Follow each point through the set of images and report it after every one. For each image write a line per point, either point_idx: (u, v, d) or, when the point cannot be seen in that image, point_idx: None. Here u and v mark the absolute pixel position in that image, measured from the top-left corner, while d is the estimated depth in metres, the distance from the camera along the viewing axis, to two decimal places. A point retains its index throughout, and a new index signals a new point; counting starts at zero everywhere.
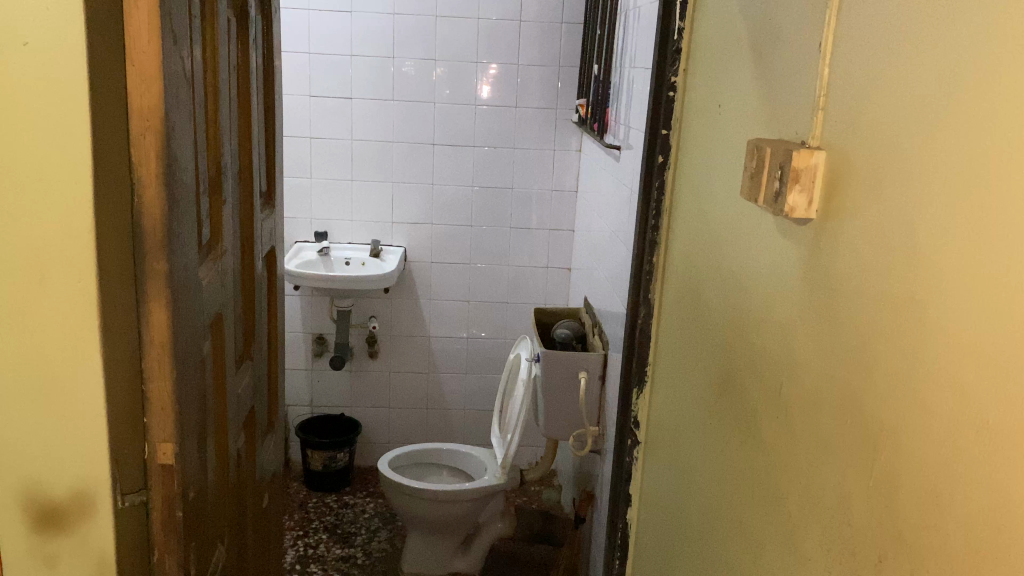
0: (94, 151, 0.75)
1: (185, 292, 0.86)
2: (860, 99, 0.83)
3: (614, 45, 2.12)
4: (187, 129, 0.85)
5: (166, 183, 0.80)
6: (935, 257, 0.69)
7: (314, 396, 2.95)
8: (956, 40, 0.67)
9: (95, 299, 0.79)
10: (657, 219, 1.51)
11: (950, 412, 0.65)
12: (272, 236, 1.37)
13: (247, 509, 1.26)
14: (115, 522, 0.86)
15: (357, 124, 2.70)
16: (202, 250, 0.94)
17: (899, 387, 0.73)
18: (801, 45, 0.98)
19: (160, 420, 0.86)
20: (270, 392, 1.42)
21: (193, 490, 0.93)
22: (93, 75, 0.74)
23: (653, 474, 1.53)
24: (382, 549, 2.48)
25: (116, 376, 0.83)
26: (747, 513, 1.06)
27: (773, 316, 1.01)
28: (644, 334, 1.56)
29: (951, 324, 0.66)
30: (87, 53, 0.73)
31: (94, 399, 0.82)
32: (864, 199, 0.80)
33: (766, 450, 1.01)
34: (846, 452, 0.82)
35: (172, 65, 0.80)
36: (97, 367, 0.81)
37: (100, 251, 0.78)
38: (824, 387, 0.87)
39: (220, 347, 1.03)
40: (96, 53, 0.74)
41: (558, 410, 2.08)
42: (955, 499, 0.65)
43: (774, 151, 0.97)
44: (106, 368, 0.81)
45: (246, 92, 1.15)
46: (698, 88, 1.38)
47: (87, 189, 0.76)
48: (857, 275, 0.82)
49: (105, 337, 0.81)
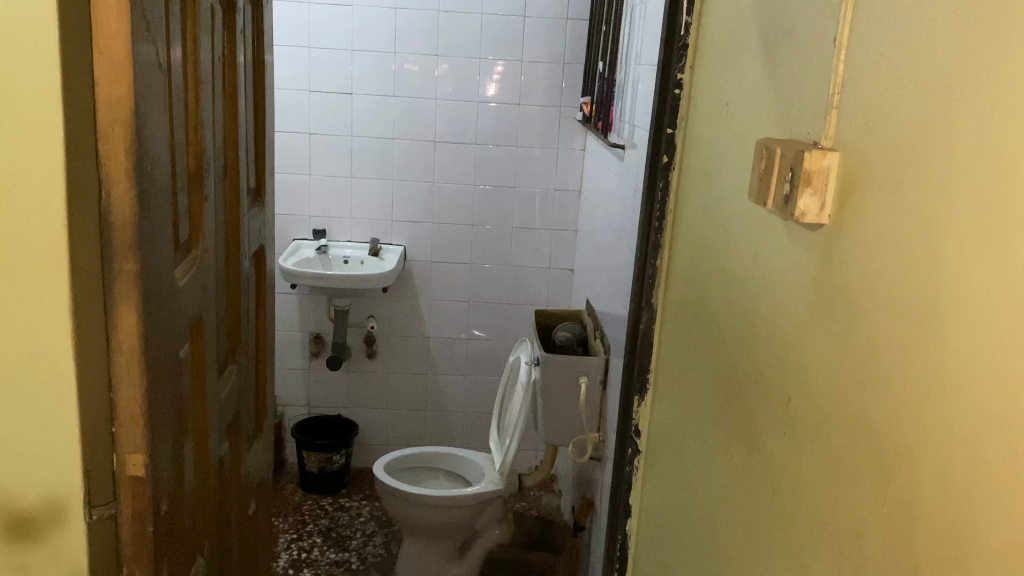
0: (65, 148, 0.71)
1: (159, 295, 0.82)
2: (876, 97, 0.78)
3: (620, 42, 2.07)
4: (161, 120, 0.80)
5: (138, 181, 0.74)
6: (958, 270, 0.63)
7: (311, 396, 2.91)
8: (979, 34, 0.62)
9: (65, 296, 0.74)
10: (661, 221, 1.46)
11: (972, 432, 0.60)
12: (262, 234, 1.33)
13: (230, 517, 1.21)
14: (87, 536, 0.81)
15: (357, 119, 2.66)
16: (180, 249, 0.90)
17: (916, 406, 0.68)
18: (815, 38, 0.92)
19: (130, 430, 0.80)
20: (257, 395, 1.37)
21: (166, 502, 0.88)
22: (66, 66, 0.70)
23: (653, 486, 1.48)
24: (377, 555, 2.43)
25: (89, 380, 0.78)
26: (751, 528, 1.01)
27: (783, 324, 0.96)
28: (646, 340, 1.51)
29: (975, 335, 0.61)
30: (59, 29, 0.69)
31: (64, 409, 0.77)
32: (878, 205, 0.76)
33: (772, 468, 0.96)
34: (860, 473, 0.76)
35: (145, 54, 0.74)
36: (69, 374, 0.76)
37: (73, 251, 0.73)
38: (835, 404, 0.82)
39: (198, 350, 0.98)
40: (71, 42, 0.70)
41: (558, 416, 2.03)
42: (980, 534, 0.59)
43: (784, 152, 0.91)
44: (80, 376, 0.77)
45: (233, 85, 1.11)
46: (704, 88, 1.33)
47: (58, 184, 0.71)
48: (873, 285, 0.76)
49: (79, 344, 0.76)
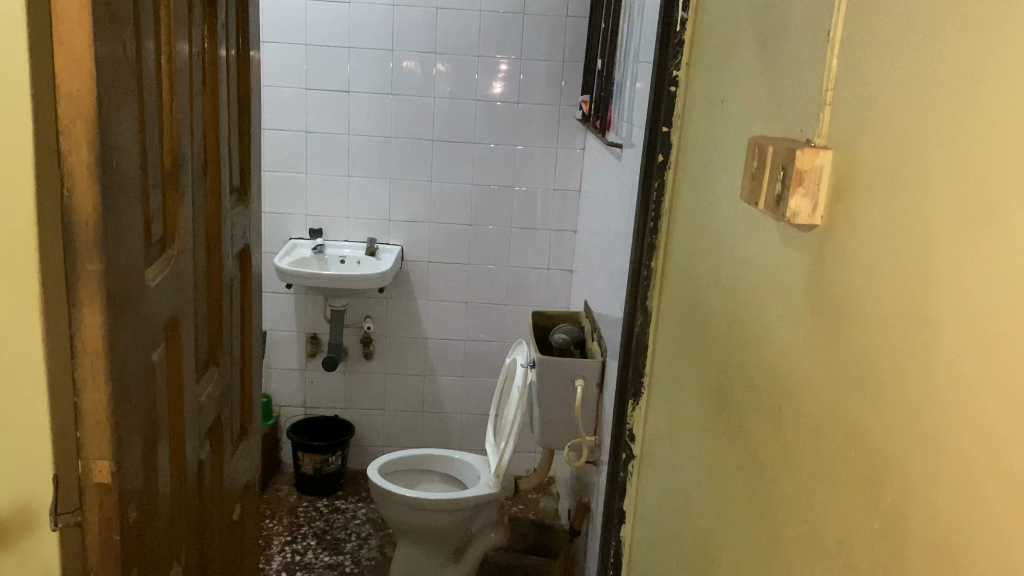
0: (36, 137, 0.70)
1: (126, 297, 0.79)
2: (871, 95, 0.74)
3: (619, 41, 2.04)
4: (129, 115, 0.77)
5: (101, 178, 0.71)
6: (951, 277, 0.60)
7: (308, 397, 2.89)
8: (975, 28, 0.59)
9: (34, 294, 0.73)
10: (656, 222, 1.43)
11: (963, 445, 0.57)
12: (247, 234, 1.30)
13: (211, 522, 1.18)
14: (59, 541, 0.80)
15: (354, 118, 2.63)
16: (152, 248, 0.87)
17: (908, 419, 0.65)
18: (807, 32, 0.89)
19: (95, 437, 0.77)
20: (242, 398, 1.35)
21: (135, 510, 0.85)
22: (35, 59, 0.69)
23: (647, 491, 1.45)
24: (371, 558, 2.40)
25: (59, 381, 0.77)
26: (743, 539, 0.98)
27: (776, 329, 0.92)
28: (641, 342, 1.47)
29: (967, 344, 0.58)
30: (26, 20, 0.67)
31: (36, 411, 0.76)
32: (871, 207, 0.72)
33: (764, 477, 0.93)
34: (851, 486, 0.73)
35: (110, 47, 0.72)
36: (40, 375, 0.75)
37: (44, 247, 0.73)
38: (826, 413, 0.79)
39: (173, 351, 0.96)
40: (39, 35, 0.69)
41: (552, 419, 1.99)
42: (972, 552, 0.56)
43: (777, 151, 0.87)
44: (51, 376, 0.76)
45: (214, 81, 1.08)
46: (699, 85, 1.30)
47: (27, 178, 0.70)
48: (867, 291, 0.73)
49: (49, 340, 0.75)
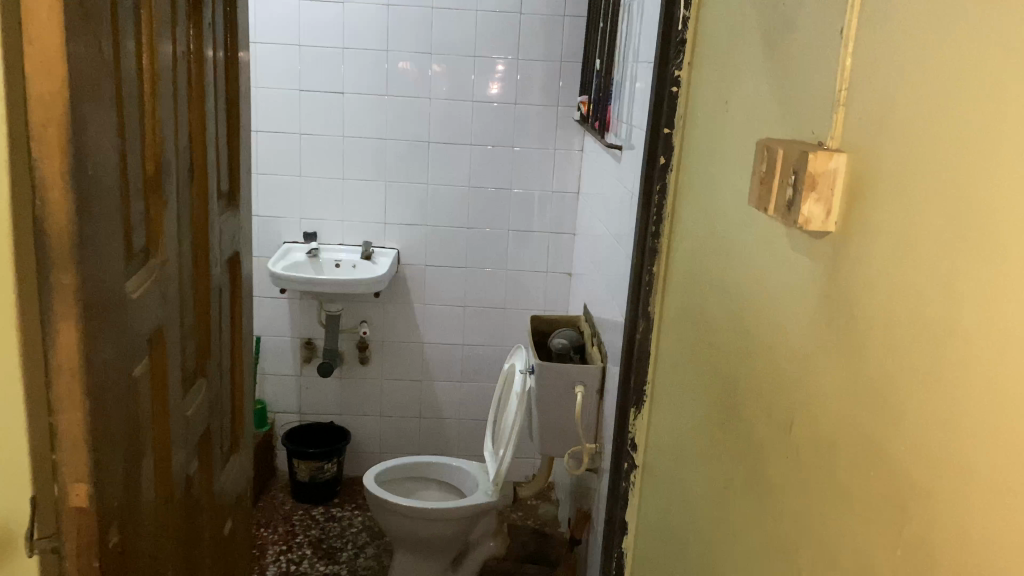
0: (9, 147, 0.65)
1: (105, 309, 0.75)
2: (888, 97, 0.70)
3: (617, 41, 2.00)
4: (107, 119, 0.73)
5: (75, 186, 0.67)
6: (981, 291, 0.56)
7: (303, 403, 2.85)
8: (1005, 27, 0.55)
9: (11, 313, 0.68)
10: (658, 226, 1.39)
11: (997, 470, 0.53)
12: (236, 240, 1.26)
13: (199, 537, 1.14)
14: (38, 566, 0.76)
15: (349, 120, 2.59)
16: (133, 258, 0.83)
17: (933, 440, 0.61)
18: (818, 31, 0.85)
19: (72, 457, 0.73)
20: (232, 409, 1.31)
21: (116, 532, 0.81)
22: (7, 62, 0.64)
23: (650, 502, 1.41)
24: (368, 567, 2.36)
25: (36, 403, 0.72)
26: (752, 557, 0.94)
27: (786, 338, 0.88)
28: (642, 350, 1.44)
29: (999, 363, 0.54)
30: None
31: (13, 433, 0.71)
32: (891, 214, 0.68)
33: (775, 494, 0.89)
34: (871, 507, 0.69)
35: (84, 47, 0.68)
36: (17, 397, 0.71)
37: (19, 262, 0.67)
38: (842, 429, 0.75)
39: (158, 363, 0.92)
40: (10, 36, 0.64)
41: (551, 426, 1.95)
42: None
43: (786, 154, 0.83)
44: (28, 398, 0.71)
45: (200, 82, 1.04)
46: (702, 85, 1.26)
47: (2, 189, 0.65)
48: (886, 303, 0.69)
49: (28, 362, 0.70)
